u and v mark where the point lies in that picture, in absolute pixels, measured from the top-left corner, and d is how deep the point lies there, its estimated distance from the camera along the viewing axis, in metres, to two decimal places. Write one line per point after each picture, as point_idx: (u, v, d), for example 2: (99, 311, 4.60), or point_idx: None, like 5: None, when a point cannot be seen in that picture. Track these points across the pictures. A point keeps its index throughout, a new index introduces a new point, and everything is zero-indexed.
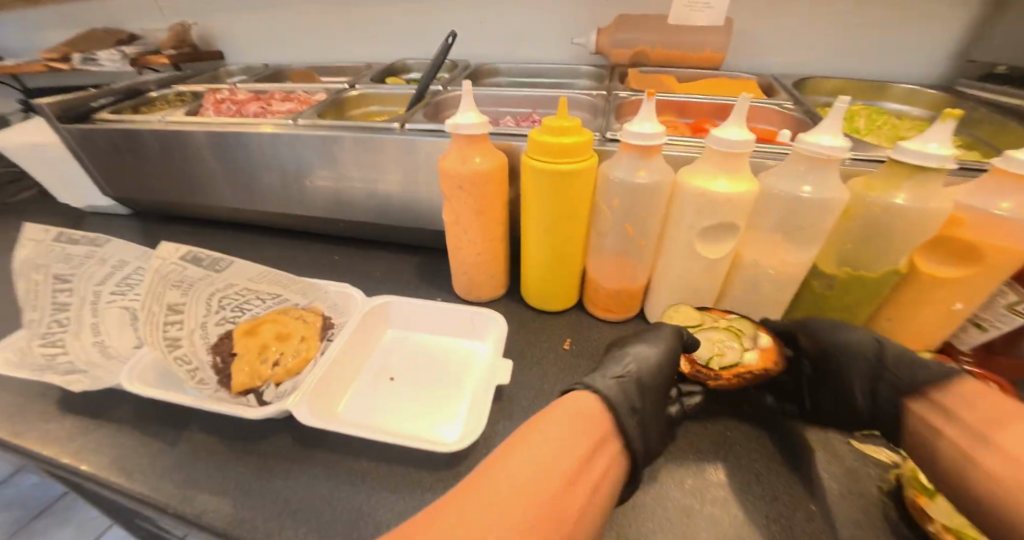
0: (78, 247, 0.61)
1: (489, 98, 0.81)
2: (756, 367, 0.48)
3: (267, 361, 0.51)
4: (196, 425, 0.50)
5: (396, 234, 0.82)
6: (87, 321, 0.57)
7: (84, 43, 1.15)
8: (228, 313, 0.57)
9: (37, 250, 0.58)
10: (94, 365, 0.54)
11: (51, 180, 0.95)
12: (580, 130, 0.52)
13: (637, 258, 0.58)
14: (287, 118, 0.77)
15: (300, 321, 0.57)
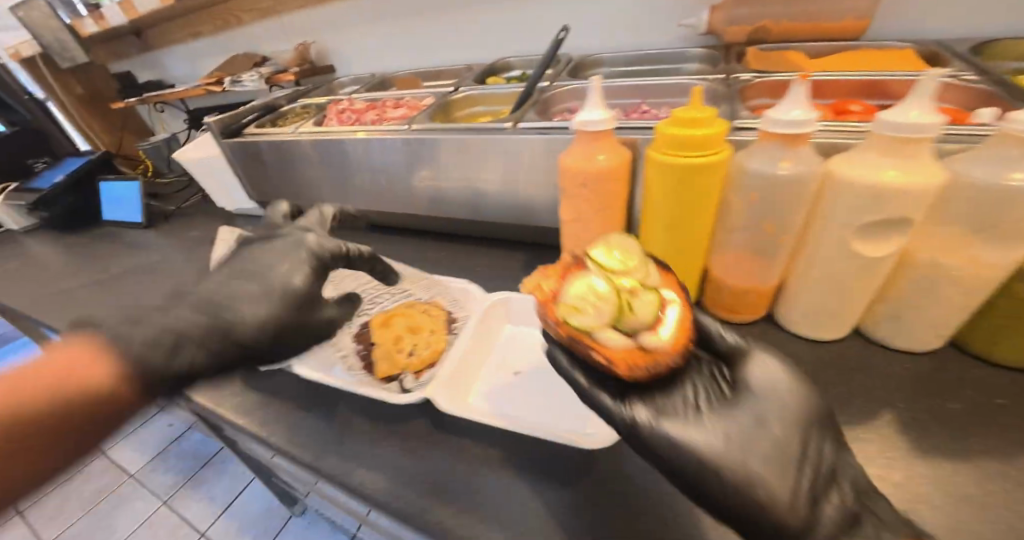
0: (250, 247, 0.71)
1: (595, 91, 0.80)
2: (610, 345, 0.35)
3: (403, 350, 0.56)
4: (344, 405, 0.56)
5: (502, 230, 0.85)
6: None
7: (230, 68, 1.33)
8: (367, 306, 0.64)
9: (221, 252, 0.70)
10: None
11: (213, 187, 1.13)
12: (713, 121, 0.49)
13: (773, 256, 0.53)
14: (403, 123, 0.82)
15: (428, 315, 0.61)
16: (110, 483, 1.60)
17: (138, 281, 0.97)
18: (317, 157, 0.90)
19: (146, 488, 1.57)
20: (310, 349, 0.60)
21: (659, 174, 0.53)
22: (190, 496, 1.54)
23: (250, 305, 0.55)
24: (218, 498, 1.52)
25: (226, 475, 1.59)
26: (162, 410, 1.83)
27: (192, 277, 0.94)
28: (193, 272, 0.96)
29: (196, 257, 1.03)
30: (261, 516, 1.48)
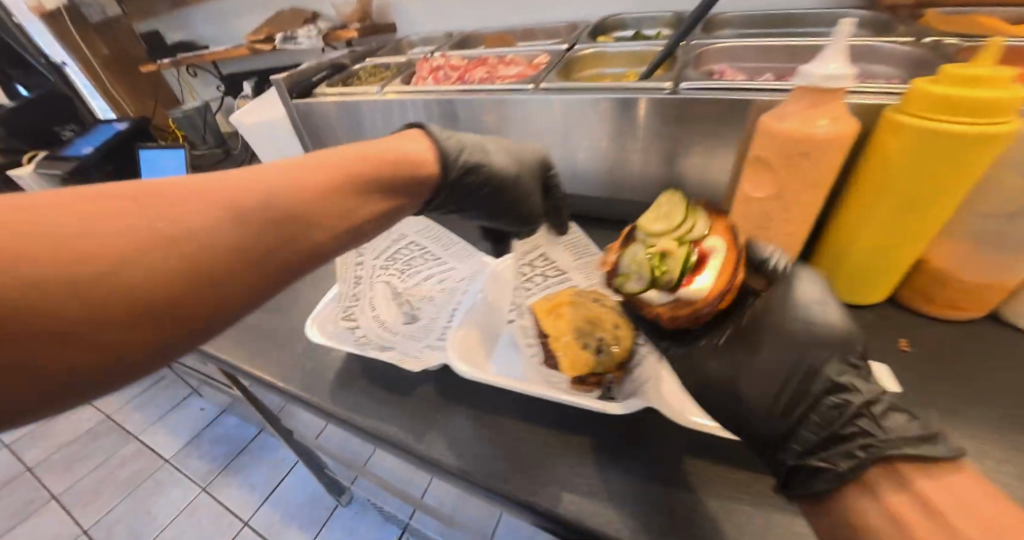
0: None
1: (748, 52, 0.70)
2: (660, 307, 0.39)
3: (589, 346, 0.48)
4: (507, 411, 0.49)
5: (627, 209, 0.76)
6: (373, 293, 0.57)
7: (280, 24, 1.20)
8: (524, 287, 0.55)
9: None
10: (398, 340, 0.53)
11: (271, 157, 1.02)
12: (1007, 83, 0.39)
13: None
14: (522, 83, 0.71)
15: (603, 306, 0.53)
16: (144, 467, 1.54)
17: None
18: (411, 121, 0.79)
19: (183, 474, 1.50)
20: (471, 342, 0.51)
21: (909, 146, 0.44)
22: (230, 484, 1.46)
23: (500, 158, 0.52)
24: (258, 487, 1.45)
25: (264, 462, 1.51)
26: (193, 393, 1.76)
27: None
28: None
29: None
30: (305, 505, 1.40)
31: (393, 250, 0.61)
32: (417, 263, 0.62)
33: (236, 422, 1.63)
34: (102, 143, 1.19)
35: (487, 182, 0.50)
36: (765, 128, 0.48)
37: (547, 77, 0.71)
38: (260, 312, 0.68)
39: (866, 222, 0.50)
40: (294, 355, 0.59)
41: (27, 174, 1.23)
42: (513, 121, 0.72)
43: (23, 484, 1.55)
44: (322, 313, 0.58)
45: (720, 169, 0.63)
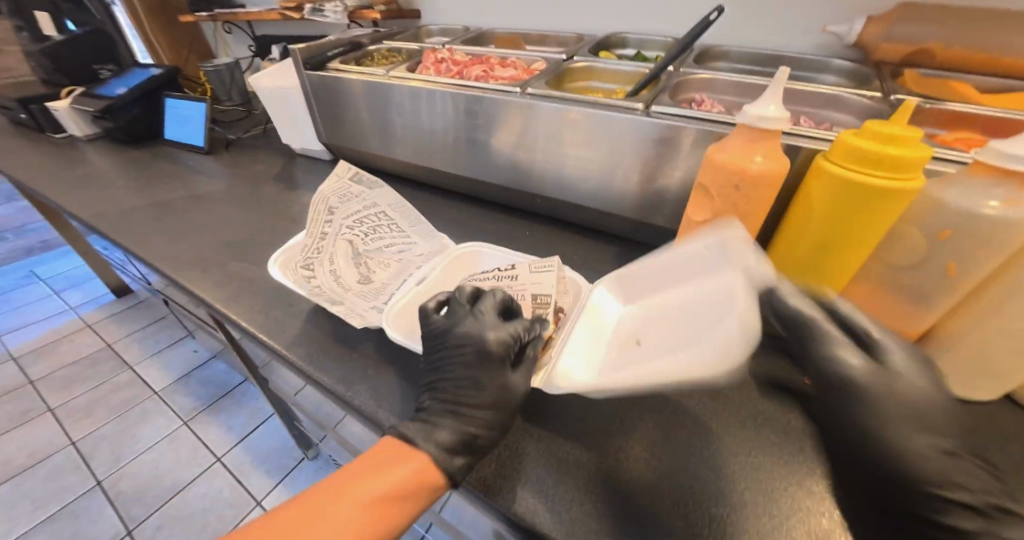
0: (359, 188, 0.68)
1: (727, 85, 0.74)
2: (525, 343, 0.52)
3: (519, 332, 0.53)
4: None
5: (596, 218, 0.81)
6: (332, 248, 0.62)
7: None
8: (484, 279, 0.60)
9: (331, 183, 0.65)
10: (336, 289, 0.58)
11: (283, 122, 1.08)
12: (921, 144, 0.43)
13: (930, 308, 0.50)
14: (510, 86, 0.77)
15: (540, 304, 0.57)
16: (134, 396, 1.64)
17: (205, 207, 0.95)
18: (409, 106, 0.85)
19: (169, 407, 1.60)
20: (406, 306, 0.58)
21: (829, 191, 0.48)
22: (210, 423, 1.55)
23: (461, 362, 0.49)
24: (235, 430, 1.54)
25: (244, 409, 1.60)
26: (189, 335, 1.86)
27: (258, 213, 0.91)
28: (258, 209, 0.93)
29: (260, 194, 0.99)
30: (275, 453, 1.48)
31: (360, 215, 0.67)
32: (386, 231, 0.68)
33: (224, 369, 1.73)
34: (135, 86, 1.27)
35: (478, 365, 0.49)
36: (709, 158, 0.53)
37: (534, 84, 0.76)
38: (246, 263, 0.75)
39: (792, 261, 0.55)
40: (264, 301, 0.65)
41: (61, 108, 1.32)
42: (500, 118, 0.77)
43: (23, 395, 1.66)
44: (291, 252, 0.65)
45: (679, 191, 0.68)
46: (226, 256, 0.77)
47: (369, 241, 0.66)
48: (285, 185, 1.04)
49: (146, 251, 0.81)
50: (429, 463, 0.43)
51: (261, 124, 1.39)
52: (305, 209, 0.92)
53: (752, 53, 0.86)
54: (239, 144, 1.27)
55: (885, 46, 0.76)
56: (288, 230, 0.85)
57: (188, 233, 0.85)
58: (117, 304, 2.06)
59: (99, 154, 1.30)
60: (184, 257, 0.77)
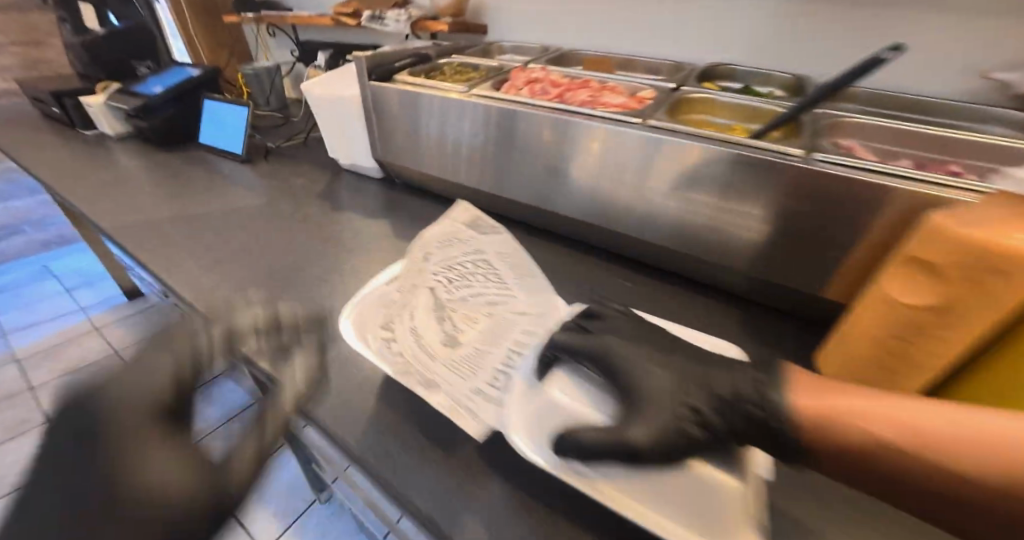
0: (469, 232, 0.59)
1: (883, 131, 0.63)
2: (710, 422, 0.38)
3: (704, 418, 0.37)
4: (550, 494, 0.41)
5: (707, 272, 0.68)
6: (417, 302, 0.50)
7: (370, 2, 1.17)
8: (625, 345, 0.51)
9: (438, 229, 0.59)
10: (414, 358, 0.45)
11: (333, 135, 0.97)
12: None
13: None
14: (627, 114, 0.65)
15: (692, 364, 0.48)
16: None
17: (243, 224, 0.82)
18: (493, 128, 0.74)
19: None
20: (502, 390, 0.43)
21: None
22: (214, 451, 1.39)
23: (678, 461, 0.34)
24: None
25: (251, 437, 1.45)
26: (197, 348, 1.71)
27: (303, 238, 0.79)
28: (301, 232, 0.81)
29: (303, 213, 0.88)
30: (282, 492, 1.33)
31: (458, 261, 0.56)
32: (486, 282, 0.54)
33: (231, 389, 1.58)
34: (172, 85, 1.16)
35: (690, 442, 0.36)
36: (937, 229, 0.40)
37: (654, 114, 0.65)
38: (292, 303, 0.61)
39: None
40: (320, 361, 0.51)
41: (94, 104, 1.22)
42: (610, 151, 0.65)
43: (14, 402, 1.52)
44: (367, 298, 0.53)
45: (840, 254, 0.54)
46: (268, 293, 0.64)
47: (453, 288, 0.53)
48: (331, 204, 0.91)
49: (173, 277, 0.68)
50: None
51: (301, 133, 1.28)
52: (357, 235, 0.80)
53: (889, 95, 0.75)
54: (278, 153, 1.16)
55: None
56: (340, 260, 0.72)
57: (223, 256, 0.72)
58: (125, 307, 1.92)
59: (125, 155, 1.19)
60: (219, 290, 0.65)
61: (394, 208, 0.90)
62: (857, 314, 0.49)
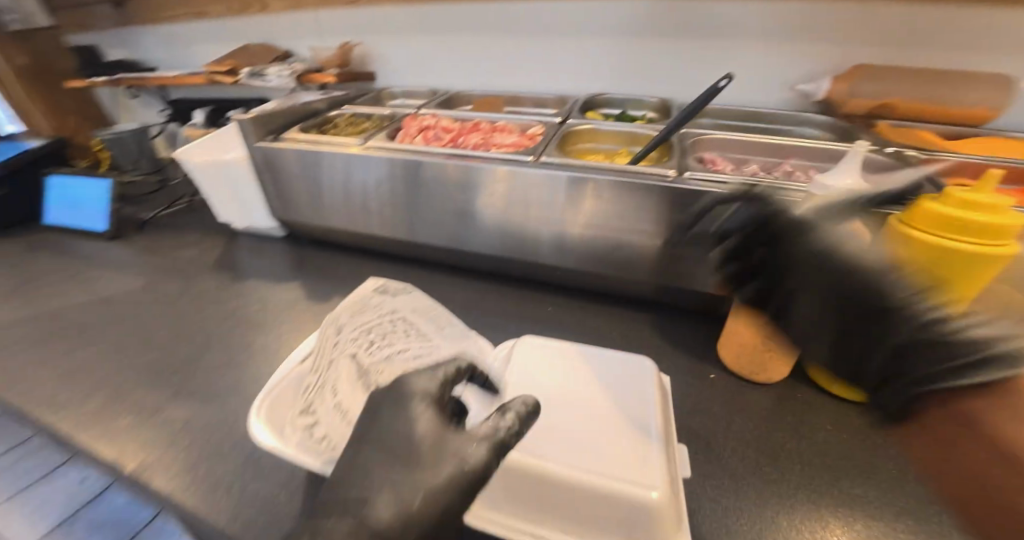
0: (413, 309, 0.54)
1: (733, 144, 0.73)
2: None
3: None
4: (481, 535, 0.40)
5: (614, 286, 0.72)
6: (341, 384, 0.46)
7: (245, 58, 1.12)
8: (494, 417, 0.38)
9: (374, 307, 0.53)
10: (335, 440, 0.43)
11: (219, 200, 0.90)
12: (999, 198, 0.40)
13: None
14: (520, 153, 0.70)
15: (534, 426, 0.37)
16: None
17: (116, 315, 0.71)
18: (392, 181, 0.75)
19: None
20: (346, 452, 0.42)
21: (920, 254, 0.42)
22: None
23: None
24: None
25: None
26: (73, 460, 1.31)
27: (192, 318, 0.70)
28: (191, 310, 0.72)
29: (194, 287, 0.79)
30: None
31: (385, 329, 0.51)
32: (418, 363, 0.50)
33: (128, 499, 1.22)
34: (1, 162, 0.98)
35: None
36: (779, 230, 0.48)
37: (545, 150, 0.70)
38: (189, 402, 0.54)
39: None
40: (231, 467, 0.46)
41: None
42: (511, 189, 0.68)
43: None
44: (284, 379, 0.49)
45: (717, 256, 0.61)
46: (158, 393, 0.56)
47: (374, 349, 0.48)
48: (228, 274, 0.83)
49: (26, 399, 0.56)
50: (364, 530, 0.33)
51: (184, 198, 1.15)
52: (258, 307, 0.73)
53: (735, 110, 0.86)
54: (157, 223, 1.03)
55: (854, 101, 0.75)
56: (241, 339, 0.65)
57: (93, 360, 0.62)
58: None
59: None
60: (92, 404, 0.55)
61: (299, 269, 0.85)
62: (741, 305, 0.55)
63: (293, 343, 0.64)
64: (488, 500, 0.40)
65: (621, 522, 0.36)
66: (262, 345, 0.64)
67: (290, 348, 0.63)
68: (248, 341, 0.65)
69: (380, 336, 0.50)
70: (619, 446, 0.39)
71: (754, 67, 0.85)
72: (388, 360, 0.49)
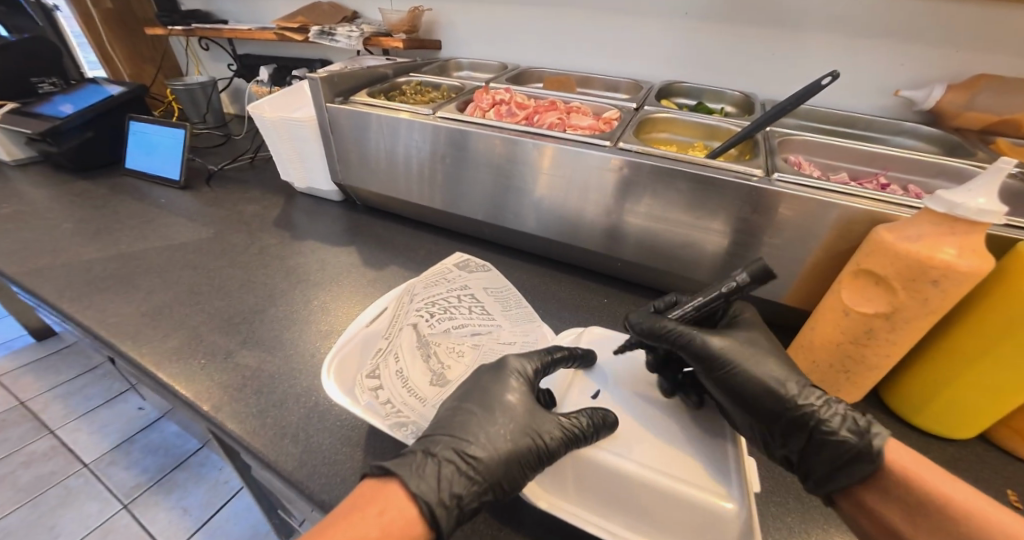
0: (472, 290, 0.56)
1: (824, 148, 0.68)
2: (833, 447, 0.38)
3: (828, 447, 0.38)
4: (537, 521, 0.40)
5: (676, 285, 0.70)
6: (408, 352, 0.47)
7: (316, 17, 1.12)
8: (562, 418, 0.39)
9: (436, 283, 0.55)
10: (401, 406, 0.44)
11: (284, 158, 0.91)
12: None
13: None
14: (596, 137, 0.67)
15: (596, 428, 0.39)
16: (58, 467, 1.18)
17: (187, 260, 0.74)
18: (457, 155, 0.73)
19: (103, 485, 1.15)
20: (413, 419, 0.43)
21: None
22: (159, 503, 1.13)
23: (814, 446, 0.39)
24: (192, 512, 1.12)
25: (205, 483, 1.18)
26: (132, 389, 1.41)
27: (255, 272, 0.72)
28: (255, 263, 0.74)
29: (257, 241, 0.81)
30: None
31: (447, 304, 0.52)
32: (477, 341, 0.51)
33: (178, 429, 1.30)
34: (89, 105, 1.03)
35: (820, 447, 0.39)
36: (883, 244, 0.45)
37: (623, 136, 0.67)
38: (257, 351, 0.56)
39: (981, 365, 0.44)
40: (295, 420, 0.47)
41: None
42: (582, 173, 0.65)
43: None
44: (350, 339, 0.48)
45: (798, 265, 0.58)
46: (228, 340, 0.58)
47: (436, 321, 0.50)
48: (288, 231, 0.85)
49: (109, 331, 0.60)
50: (414, 516, 0.35)
51: (247, 153, 1.18)
52: (318, 266, 0.74)
53: (824, 111, 0.80)
54: (222, 175, 1.06)
55: (967, 114, 0.69)
56: (303, 295, 0.67)
57: (168, 301, 0.65)
58: (34, 349, 1.53)
59: (30, 184, 1.03)
60: (168, 342, 0.58)
61: (356, 234, 0.86)
62: (818, 319, 0.51)
63: (351, 306, 0.65)
64: (562, 490, 0.39)
65: (698, 530, 0.35)
66: (322, 305, 0.65)
67: (350, 310, 0.64)
68: (309, 300, 0.66)
69: (444, 310, 0.51)
70: (687, 454, 0.38)
71: (854, 65, 0.78)
72: (450, 334, 0.50)
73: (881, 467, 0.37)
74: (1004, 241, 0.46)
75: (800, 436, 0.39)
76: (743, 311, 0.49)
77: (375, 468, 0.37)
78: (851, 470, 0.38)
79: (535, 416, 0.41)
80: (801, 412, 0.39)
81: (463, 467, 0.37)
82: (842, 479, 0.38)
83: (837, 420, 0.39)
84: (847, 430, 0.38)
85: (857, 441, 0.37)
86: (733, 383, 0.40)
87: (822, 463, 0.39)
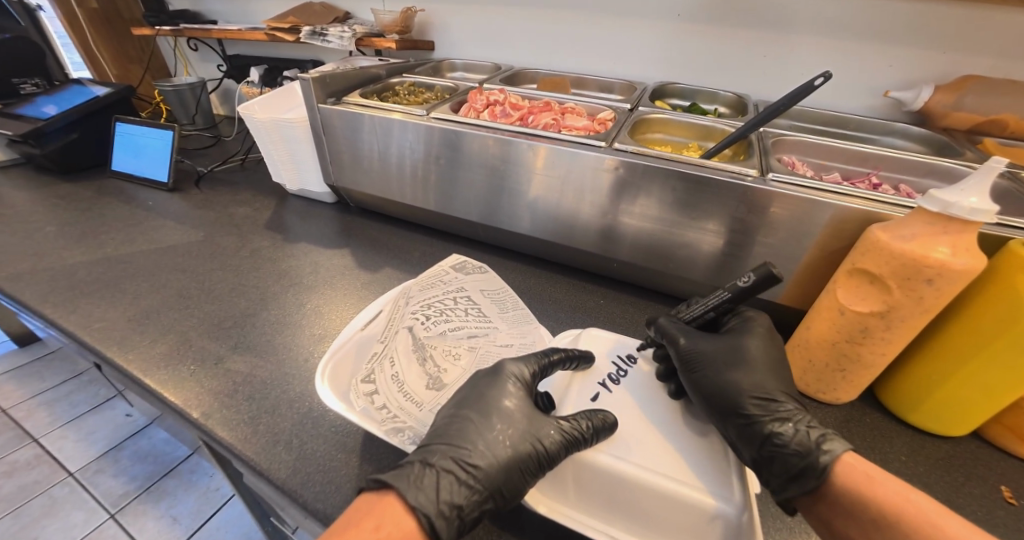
0: (468, 292, 0.55)
1: (816, 149, 0.69)
2: (792, 458, 0.39)
3: (781, 459, 0.39)
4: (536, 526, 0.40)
5: (672, 286, 0.70)
6: (406, 357, 0.46)
7: (309, 17, 1.11)
8: (560, 423, 0.39)
9: (433, 286, 0.54)
10: (398, 412, 0.43)
11: (275, 160, 0.90)
12: None
13: None
14: (591, 137, 0.66)
15: (594, 433, 0.39)
16: (41, 477, 1.15)
17: (175, 265, 0.73)
18: (451, 155, 0.72)
19: (88, 494, 1.12)
20: (410, 426, 0.43)
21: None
22: (147, 512, 1.10)
23: (766, 457, 0.40)
24: (182, 520, 1.09)
25: (196, 490, 1.16)
26: (120, 395, 1.38)
27: (245, 276, 0.70)
28: (245, 266, 0.73)
29: (248, 244, 0.80)
30: None
31: (444, 307, 0.51)
32: (473, 342, 0.51)
33: (167, 436, 1.28)
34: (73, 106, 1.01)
35: (772, 455, 0.39)
36: (879, 244, 0.45)
37: (618, 137, 0.67)
38: (249, 357, 0.55)
39: (972, 364, 0.44)
40: (289, 425, 0.47)
41: None
42: (578, 174, 0.65)
43: None
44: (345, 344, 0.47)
45: (794, 265, 0.58)
46: (218, 345, 0.57)
47: (432, 324, 0.49)
48: (280, 233, 0.84)
49: (95, 337, 0.58)
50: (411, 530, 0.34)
51: (238, 155, 1.16)
52: (311, 269, 0.73)
53: (816, 113, 0.81)
54: (212, 177, 1.04)
55: (956, 114, 0.70)
56: (296, 299, 0.65)
57: (157, 307, 0.63)
58: (16, 355, 1.49)
59: (12, 187, 1.00)
60: (157, 348, 0.57)
61: (350, 236, 0.84)
62: (813, 318, 0.52)
63: (345, 309, 0.64)
64: (563, 496, 0.39)
65: (700, 533, 0.35)
66: (314, 308, 0.64)
67: (344, 313, 0.63)
68: (300, 303, 0.65)
69: (440, 313, 0.50)
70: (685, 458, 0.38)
71: (846, 67, 0.79)
72: (447, 337, 0.49)
73: (828, 484, 0.38)
74: (996, 240, 0.46)
75: (754, 444, 0.40)
76: (728, 326, 0.49)
77: (372, 481, 0.36)
78: (799, 481, 0.38)
79: (534, 422, 0.40)
80: (757, 420, 0.41)
81: (463, 478, 0.37)
82: (788, 487, 0.39)
83: (790, 434, 0.40)
84: (797, 443, 0.39)
85: (818, 454, 0.39)
86: (699, 381, 0.43)
87: (773, 473, 0.39)
